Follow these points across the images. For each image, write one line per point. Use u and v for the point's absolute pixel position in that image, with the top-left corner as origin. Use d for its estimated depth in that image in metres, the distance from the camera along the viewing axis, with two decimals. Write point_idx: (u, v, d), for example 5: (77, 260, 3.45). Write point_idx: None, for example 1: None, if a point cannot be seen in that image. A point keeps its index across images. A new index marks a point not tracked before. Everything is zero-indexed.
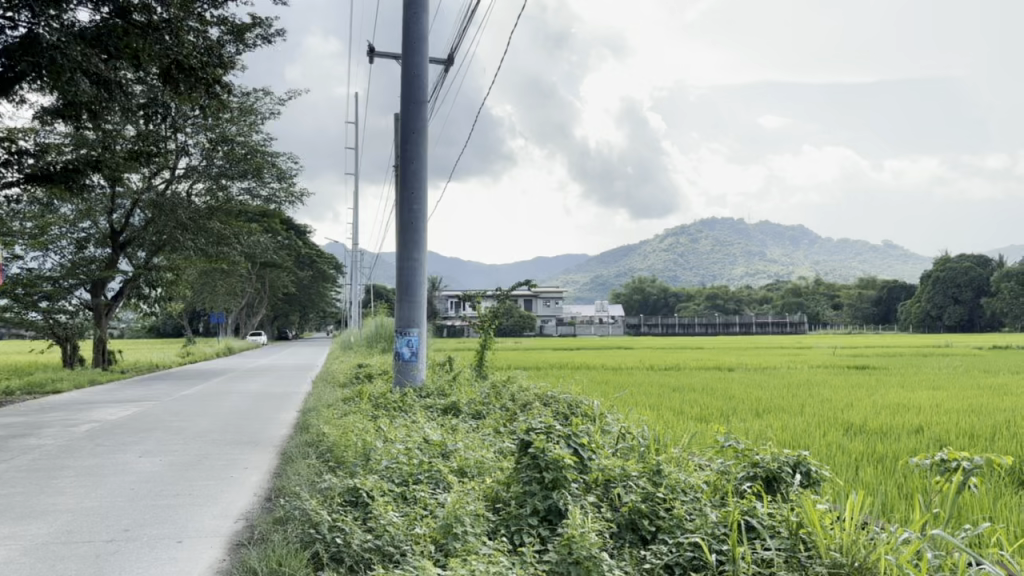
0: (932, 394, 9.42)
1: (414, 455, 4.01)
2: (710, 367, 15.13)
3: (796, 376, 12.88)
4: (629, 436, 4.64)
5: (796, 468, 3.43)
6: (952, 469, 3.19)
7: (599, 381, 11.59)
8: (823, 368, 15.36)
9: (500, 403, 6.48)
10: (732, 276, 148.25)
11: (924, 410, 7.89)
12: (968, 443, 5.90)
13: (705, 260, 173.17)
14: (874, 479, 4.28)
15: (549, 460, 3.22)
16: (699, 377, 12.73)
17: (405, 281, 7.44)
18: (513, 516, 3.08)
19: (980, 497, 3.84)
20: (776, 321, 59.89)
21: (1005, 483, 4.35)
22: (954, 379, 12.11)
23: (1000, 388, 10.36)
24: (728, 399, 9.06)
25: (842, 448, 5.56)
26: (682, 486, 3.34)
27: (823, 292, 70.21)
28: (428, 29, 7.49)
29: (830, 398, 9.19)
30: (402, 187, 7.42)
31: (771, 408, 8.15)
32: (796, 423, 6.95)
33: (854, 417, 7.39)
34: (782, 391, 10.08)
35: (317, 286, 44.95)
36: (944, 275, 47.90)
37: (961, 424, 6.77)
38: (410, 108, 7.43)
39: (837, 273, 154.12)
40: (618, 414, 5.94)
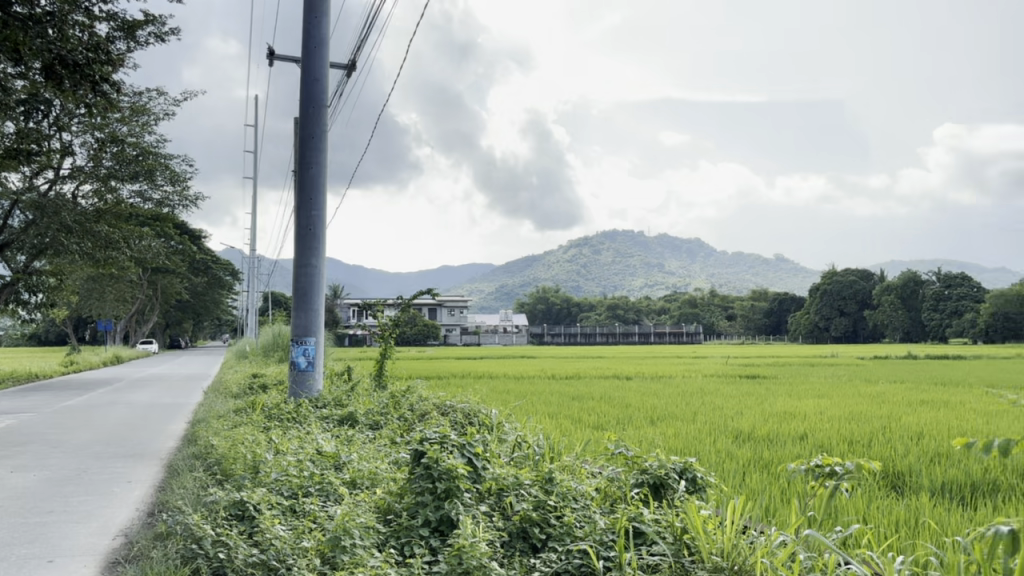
0: (816, 402, 9.86)
1: (305, 467, 3.94)
2: (609, 376, 15.43)
3: (690, 385, 13.24)
4: (524, 445, 4.68)
5: (682, 474, 3.53)
6: (826, 474, 3.31)
7: (499, 390, 11.60)
8: (715, 377, 15.83)
9: (398, 412, 6.42)
10: (632, 287, 151.58)
11: (809, 417, 8.23)
12: (848, 449, 6.16)
13: (606, 272, 176.38)
14: (759, 484, 4.44)
15: (442, 470, 3.21)
16: (598, 386, 12.93)
17: (302, 288, 7.29)
18: (404, 527, 3.06)
19: (854, 501, 4.04)
20: (674, 332, 61.73)
21: (877, 487, 4.58)
22: (837, 387, 12.73)
23: (878, 396, 10.95)
24: (624, 407, 9.24)
25: (731, 456, 5.71)
26: (573, 494, 3.38)
27: (717, 303, 72.70)
28: (328, 34, 7.41)
29: (721, 406, 9.49)
30: (300, 192, 7.28)
31: (665, 416, 8.36)
32: (688, 430, 7.14)
33: (743, 425, 7.62)
34: (675, 399, 10.36)
35: (212, 293, 43.62)
36: (831, 288, 50.11)
37: (843, 431, 7.08)
38: (309, 113, 7.34)
39: (728, 285, 159.76)
40: (515, 422, 5.97)
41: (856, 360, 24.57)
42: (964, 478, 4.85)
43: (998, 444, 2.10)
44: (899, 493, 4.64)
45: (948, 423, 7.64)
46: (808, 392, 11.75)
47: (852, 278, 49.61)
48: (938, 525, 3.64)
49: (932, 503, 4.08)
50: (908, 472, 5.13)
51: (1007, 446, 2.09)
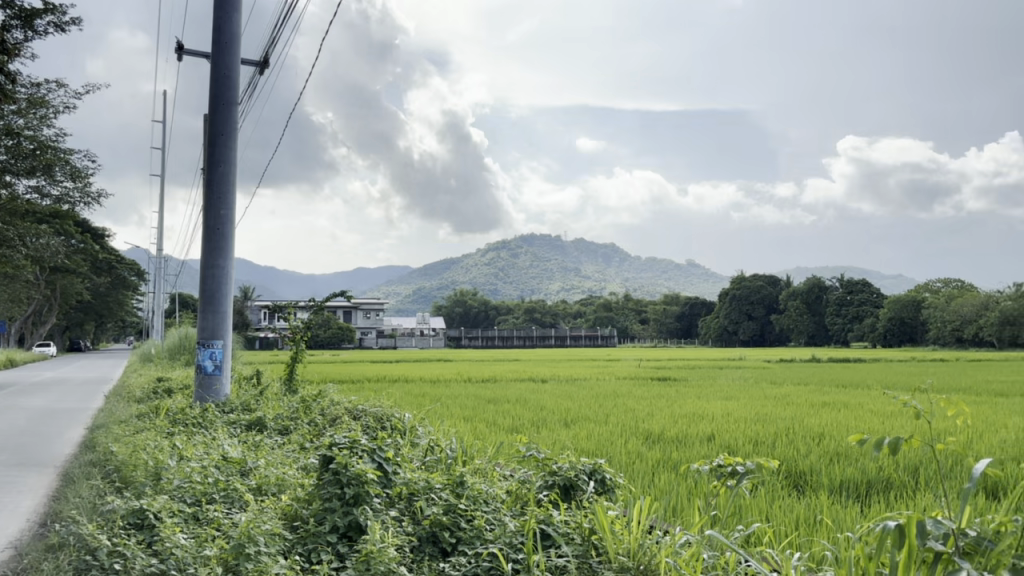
0: (723, 404, 10.17)
1: (209, 474, 3.83)
2: (524, 379, 15.48)
3: (604, 387, 13.45)
4: (436, 449, 4.65)
5: (592, 475, 3.57)
6: (728, 473, 3.39)
7: (412, 394, 11.53)
8: (627, 378, 16.14)
9: (308, 417, 6.30)
10: (549, 290, 153.01)
11: (715, 418, 8.46)
12: (752, 449, 6.37)
13: (524, 276, 177.59)
14: (667, 484, 4.52)
15: (350, 475, 3.17)
16: (512, 389, 12.97)
17: (210, 290, 7.09)
18: (310, 534, 3.02)
19: (756, 501, 4.16)
20: (589, 335, 62.61)
21: (779, 486, 4.74)
22: (744, 388, 13.14)
23: (781, 397, 11.34)
24: (538, 410, 9.30)
25: (642, 456, 5.82)
26: (485, 497, 3.39)
27: (631, 307, 74.06)
28: (239, 31, 7.25)
29: (631, 408, 9.66)
30: (208, 190, 7.09)
31: (578, 418, 8.45)
32: (600, 432, 7.24)
33: (653, 426, 7.79)
34: (589, 402, 10.51)
35: (116, 294, 42.04)
36: (740, 293, 51.68)
37: (748, 432, 7.29)
38: (218, 110, 7.15)
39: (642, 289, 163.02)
40: (427, 426, 5.94)
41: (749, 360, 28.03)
42: (861, 477, 5.05)
43: (889, 441, 2.19)
44: (800, 491, 4.80)
45: (848, 423, 7.98)
46: (716, 393, 12.07)
47: (759, 283, 51.28)
48: (835, 522, 3.78)
49: (829, 501, 4.23)
50: (809, 472, 5.32)
51: (897, 444, 2.18)
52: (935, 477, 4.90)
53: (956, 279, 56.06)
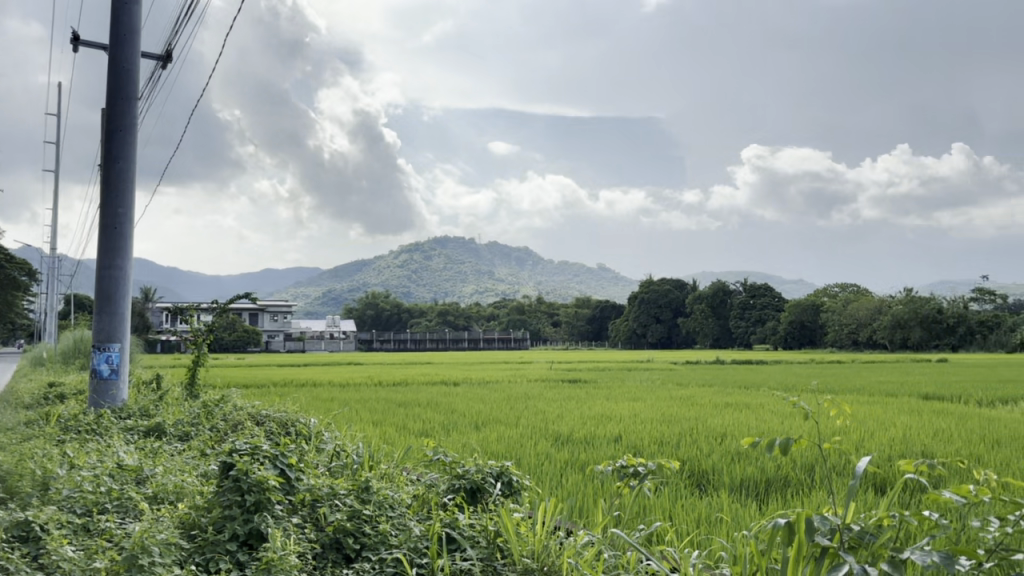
0: (631, 405, 10.34)
1: (102, 483, 3.68)
2: (435, 382, 15.35)
3: (515, 390, 13.48)
4: (342, 454, 4.59)
5: (498, 478, 3.59)
6: (631, 474, 3.44)
7: (319, 398, 11.32)
8: (539, 381, 16.24)
9: (210, 422, 6.12)
10: (463, 293, 152.93)
11: (623, 420, 8.60)
12: (658, 449, 6.52)
13: (436, 279, 176.91)
14: (572, 486, 4.57)
15: (252, 482, 3.10)
16: (422, 392, 12.88)
17: (106, 291, 6.82)
18: (208, 542, 2.93)
19: (659, 501, 4.25)
20: (502, 338, 62.81)
21: (682, 486, 4.85)
22: (652, 390, 13.40)
23: (687, 398, 11.62)
24: (449, 413, 9.27)
25: (550, 458, 5.87)
26: (389, 502, 3.36)
27: (543, 310, 74.61)
28: (140, 23, 7.01)
29: (542, 410, 9.71)
30: (105, 187, 6.81)
31: (489, 421, 8.48)
32: (509, 434, 7.28)
33: (562, 428, 7.87)
34: (500, 404, 10.53)
35: (4, 295, 39.89)
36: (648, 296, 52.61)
37: (655, 432, 7.46)
38: (117, 103, 6.89)
39: (554, 292, 164.43)
40: (334, 431, 5.85)
41: (658, 360, 31.17)
42: (761, 475, 5.22)
43: (778, 441, 2.28)
44: (703, 490, 4.93)
45: (748, 423, 8.26)
46: (625, 395, 12.26)
47: (667, 287, 52.39)
48: (734, 520, 3.88)
49: (729, 499, 4.36)
50: (711, 471, 5.48)
51: (787, 444, 2.27)
52: (829, 473, 5.10)
53: (850, 284, 58.67)
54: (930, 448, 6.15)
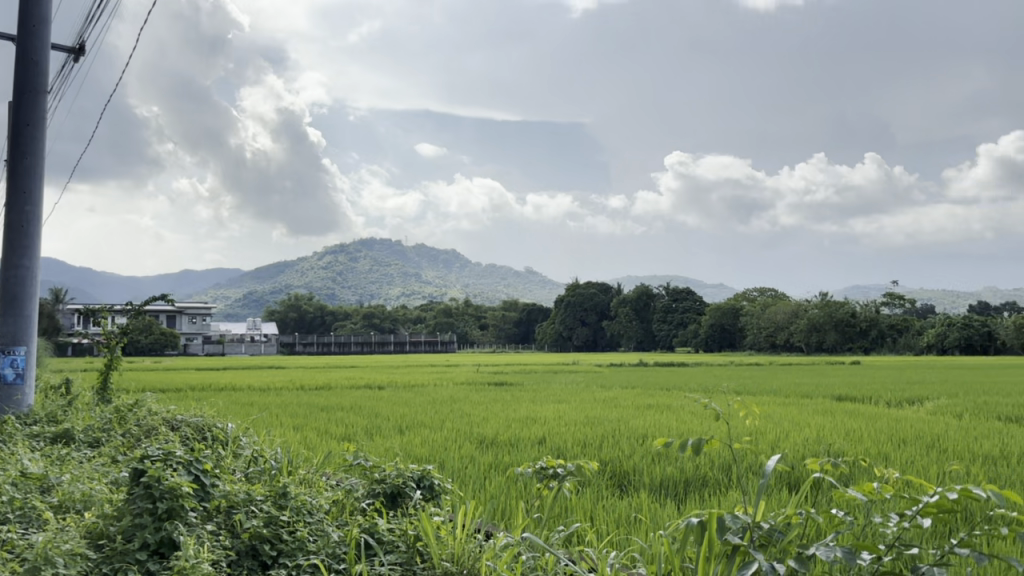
0: (556, 408, 10.40)
1: (2, 492, 3.51)
2: (360, 386, 15.18)
3: (441, 393, 13.43)
4: (260, 460, 4.49)
5: (420, 482, 3.57)
6: (550, 475, 3.46)
7: (239, 403, 11.05)
8: (464, 384, 16.18)
9: (123, 428, 5.92)
10: (390, 295, 152.08)
11: (547, 422, 8.67)
12: (580, 450, 6.59)
13: (362, 282, 175.33)
14: (494, 488, 4.57)
15: (164, 489, 3.00)
16: (346, 396, 12.72)
17: (12, 293, 6.53)
18: (117, 552, 2.84)
19: (580, 502, 4.28)
20: (428, 341, 62.55)
21: (602, 488, 4.91)
22: (577, 392, 13.52)
23: (611, 400, 11.76)
24: (373, 416, 9.18)
25: (473, 461, 5.87)
26: (308, 508, 3.29)
27: (470, 313, 74.64)
28: (50, 15, 6.76)
29: (467, 413, 9.70)
30: (11, 182, 6.54)
31: (413, 424, 8.43)
32: (433, 437, 7.25)
33: (486, 430, 7.89)
34: (426, 408, 10.45)
35: None
36: (574, 300, 53.08)
37: (577, 434, 7.53)
38: (24, 97, 6.61)
39: (481, 296, 164.59)
40: (253, 436, 5.72)
41: (584, 361, 34.14)
42: (680, 475, 5.33)
43: (693, 443, 2.34)
44: (623, 491, 5.01)
45: (668, 423, 8.43)
46: (550, 397, 12.33)
47: (593, 290, 53.05)
48: (652, 520, 3.95)
49: (648, 499, 4.43)
50: (632, 471, 5.56)
51: (701, 445, 2.32)
52: (745, 473, 5.25)
53: (769, 289, 60.32)
54: (840, 448, 6.35)
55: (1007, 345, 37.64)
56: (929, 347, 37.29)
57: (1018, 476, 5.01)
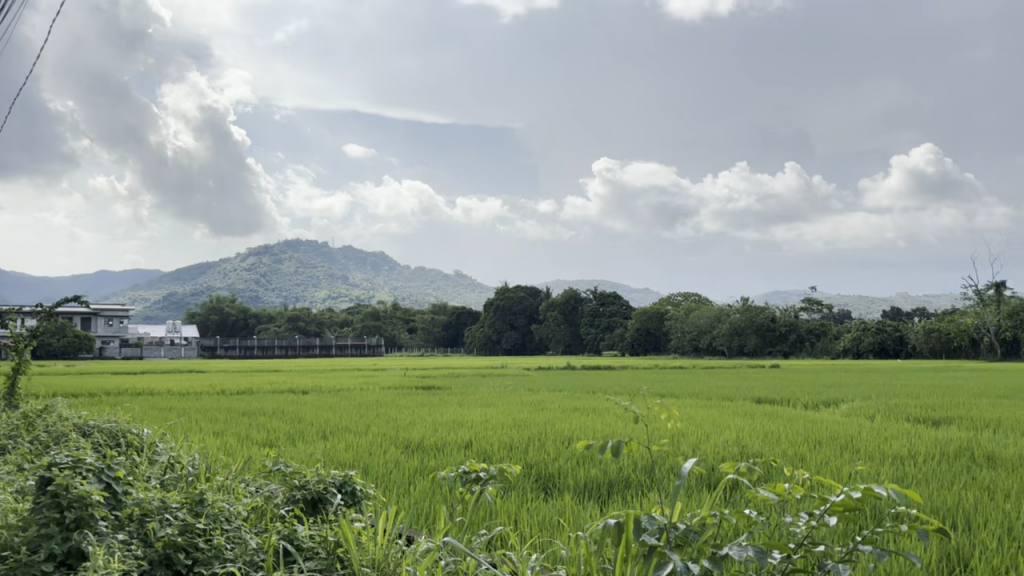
0: (483, 411, 10.42)
1: None
2: (284, 392, 14.81)
3: (366, 397, 13.28)
4: (177, 466, 4.37)
5: (341, 488, 3.54)
6: (473, 480, 3.47)
7: (155, 409, 10.64)
8: (392, 388, 16.06)
9: (31, 434, 5.68)
10: (317, 298, 150.33)
11: (474, 426, 8.66)
12: (505, 454, 6.61)
13: (288, 285, 172.44)
14: (417, 493, 4.55)
15: (73, 497, 2.89)
16: (268, 401, 12.42)
17: None
18: (22, 564, 2.72)
19: (502, 507, 4.28)
20: (355, 344, 61.81)
21: (526, 492, 4.92)
22: (504, 396, 13.55)
23: (538, 404, 11.84)
24: (296, 422, 9.01)
25: (398, 466, 5.82)
26: (225, 515, 3.21)
27: (398, 316, 74.09)
28: None
29: (393, 418, 9.62)
30: None
31: (337, 430, 8.32)
32: (358, 443, 7.17)
33: (412, 435, 7.84)
34: (350, 413, 10.31)
35: None
36: (502, 303, 53.17)
37: (504, 437, 7.55)
38: None
39: (410, 299, 163.74)
40: (170, 442, 5.55)
41: (512, 364, 34.31)
42: (605, 477, 5.40)
43: (611, 445, 2.37)
44: (549, 494, 5.04)
45: (595, 426, 8.52)
46: (477, 401, 12.33)
47: (522, 294, 53.29)
48: (575, 523, 3.98)
49: (571, 502, 4.47)
50: (558, 474, 5.60)
51: (620, 447, 2.36)
52: (669, 474, 5.33)
53: (694, 294, 61.52)
54: (759, 450, 6.52)
55: (917, 349, 39.21)
56: (845, 351, 39.70)
57: (924, 475, 5.22)
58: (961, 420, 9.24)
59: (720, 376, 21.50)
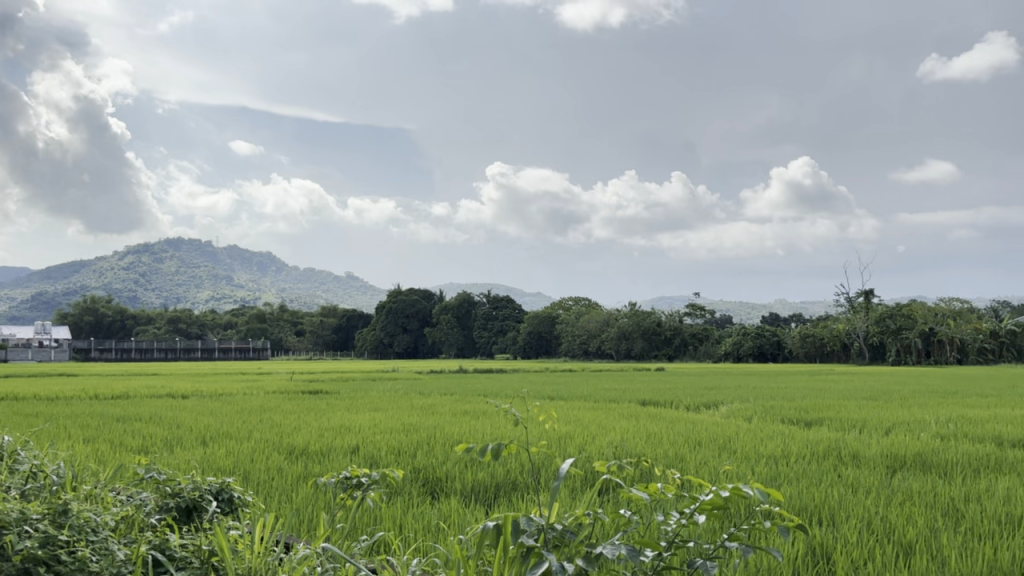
0: (371, 415, 10.30)
1: None
2: (160, 396, 14.16)
3: (249, 402, 12.90)
4: (38, 476, 4.13)
5: (217, 494, 3.46)
6: (354, 485, 3.41)
7: (20, 415, 10.03)
8: (276, 392, 15.57)
9: None
10: (201, 298, 146.27)
11: (361, 430, 8.55)
12: (394, 458, 6.56)
13: (170, 285, 166.54)
14: (295, 500, 4.44)
15: None
16: (142, 406, 11.87)
17: None
18: None
19: (381, 513, 4.23)
20: (241, 347, 60.07)
21: (407, 497, 4.88)
22: (392, 400, 13.45)
23: (427, 407, 11.79)
24: (175, 427, 8.70)
25: (280, 473, 5.69)
26: (92, 525, 3.04)
27: (286, 318, 72.60)
28: None
29: (277, 423, 9.39)
30: None
31: (219, 436, 8.05)
32: (240, 449, 6.96)
33: (296, 440, 7.67)
34: (232, 418, 9.98)
35: None
36: (395, 306, 52.65)
37: (391, 441, 7.49)
38: None
39: (299, 302, 162.13)
40: (33, 450, 5.24)
41: (403, 367, 34.01)
42: (491, 480, 5.43)
43: (490, 447, 2.35)
44: (435, 499, 5.03)
45: (482, 429, 8.56)
46: (364, 405, 12.20)
47: (415, 297, 52.94)
48: (457, 526, 3.99)
49: (454, 505, 4.47)
50: (445, 478, 5.59)
51: (498, 448, 2.36)
52: (551, 474, 5.43)
53: (584, 299, 62.72)
54: (642, 450, 6.72)
55: (792, 354, 41.17)
56: (727, 355, 40.52)
57: (791, 474, 5.47)
58: (831, 420, 9.83)
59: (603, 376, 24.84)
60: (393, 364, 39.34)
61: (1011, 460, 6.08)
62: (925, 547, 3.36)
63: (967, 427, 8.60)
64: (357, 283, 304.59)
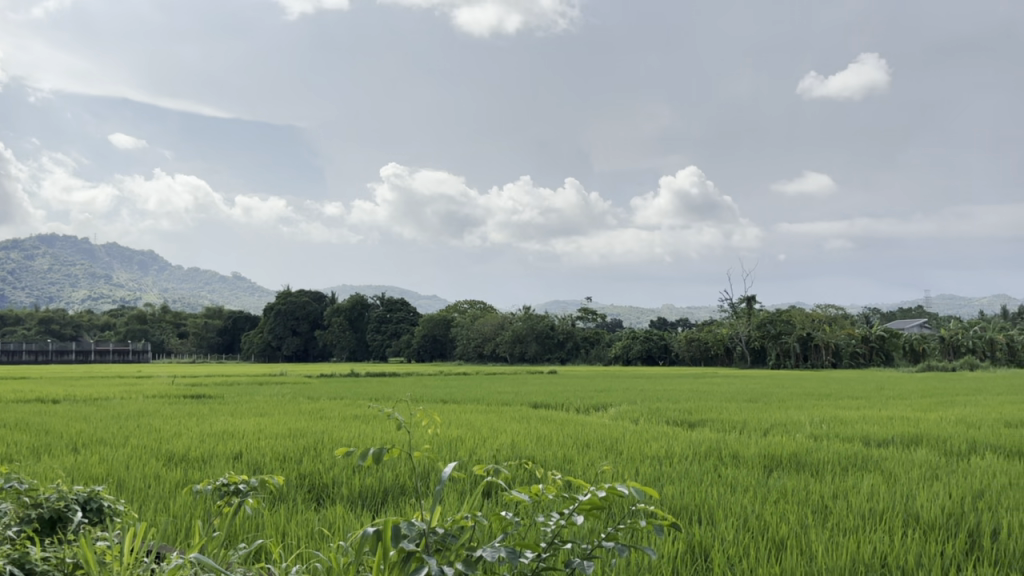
0: (257, 420, 10.06)
1: None
2: (30, 401, 13.40)
3: (129, 407, 12.43)
4: None
5: (85, 505, 3.29)
6: (231, 492, 3.31)
7: None
8: (157, 397, 14.90)
9: None
10: (76, 297, 140.82)
11: (246, 435, 8.32)
12: (279, 464, 6.40)
13: (42, 286, 159.30)
14: (169, 508, 4.26)
15: None
16: (10, 411, 11.20)
17: None
18: None
19: (259, 519, 4.11)
20: (119, 350, 57.59)
21: (288, 503, 4.76)
22: (280, 404, 13.21)
23: (315, 411, 11.66)
24: (46, 434, 8.27)
25: (157, 480, 5.47)
26: None
27: (168, 319, 70.35)
28: None
29: (157, 428, 9.03)
30: None
31: (91, 442, 7.67)
32: (115, 455, 6.69)
33: (175, 446, 7.38)
34: (109, 424, 9.54)
35: None
36: (284, 308, 51.71)
37: (275, 447, 7.28)
38: None
39: (183, 301, 158.86)
40: None
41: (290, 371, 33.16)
42: (379, 485, 5.38)
43: (371, 450, 2.27)
44: (319, 504, 4.93)
45: (370, 434, 8.44)
46: (250, 410, 11.91)
47: (305, 299, 52.12)
48: (338, 532, 3.91)
49: (340, 511, 4.39)
50: (331, 484, 5.49)
51: (378, 451, 2.29)
52: (438, 477, 5.42)
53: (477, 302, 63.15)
54: (529, 451, 6.81)
55: (679, 357, 42.10)
56: (616, 358, 41.70)
57: (671, 474, 5.65)
58: (713, 421, 10.28)
59: (492, 377, 26.37)
60: (283, 367, 38.82)
61: (873, 458, 6.45)
62: (795, 543, 3.51)
63: (839, 427, 9.11)
64: (245, 283, 303.26)
